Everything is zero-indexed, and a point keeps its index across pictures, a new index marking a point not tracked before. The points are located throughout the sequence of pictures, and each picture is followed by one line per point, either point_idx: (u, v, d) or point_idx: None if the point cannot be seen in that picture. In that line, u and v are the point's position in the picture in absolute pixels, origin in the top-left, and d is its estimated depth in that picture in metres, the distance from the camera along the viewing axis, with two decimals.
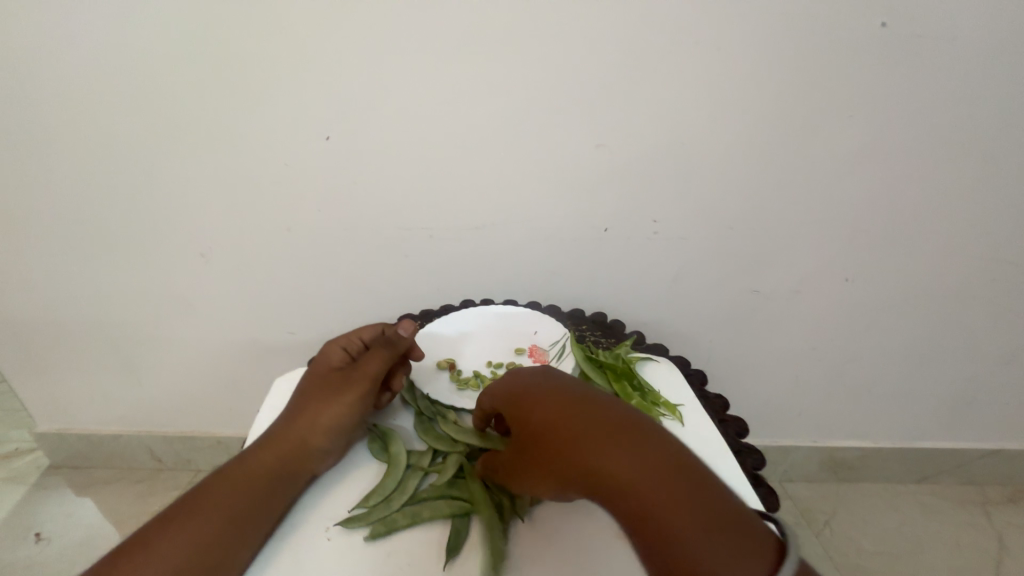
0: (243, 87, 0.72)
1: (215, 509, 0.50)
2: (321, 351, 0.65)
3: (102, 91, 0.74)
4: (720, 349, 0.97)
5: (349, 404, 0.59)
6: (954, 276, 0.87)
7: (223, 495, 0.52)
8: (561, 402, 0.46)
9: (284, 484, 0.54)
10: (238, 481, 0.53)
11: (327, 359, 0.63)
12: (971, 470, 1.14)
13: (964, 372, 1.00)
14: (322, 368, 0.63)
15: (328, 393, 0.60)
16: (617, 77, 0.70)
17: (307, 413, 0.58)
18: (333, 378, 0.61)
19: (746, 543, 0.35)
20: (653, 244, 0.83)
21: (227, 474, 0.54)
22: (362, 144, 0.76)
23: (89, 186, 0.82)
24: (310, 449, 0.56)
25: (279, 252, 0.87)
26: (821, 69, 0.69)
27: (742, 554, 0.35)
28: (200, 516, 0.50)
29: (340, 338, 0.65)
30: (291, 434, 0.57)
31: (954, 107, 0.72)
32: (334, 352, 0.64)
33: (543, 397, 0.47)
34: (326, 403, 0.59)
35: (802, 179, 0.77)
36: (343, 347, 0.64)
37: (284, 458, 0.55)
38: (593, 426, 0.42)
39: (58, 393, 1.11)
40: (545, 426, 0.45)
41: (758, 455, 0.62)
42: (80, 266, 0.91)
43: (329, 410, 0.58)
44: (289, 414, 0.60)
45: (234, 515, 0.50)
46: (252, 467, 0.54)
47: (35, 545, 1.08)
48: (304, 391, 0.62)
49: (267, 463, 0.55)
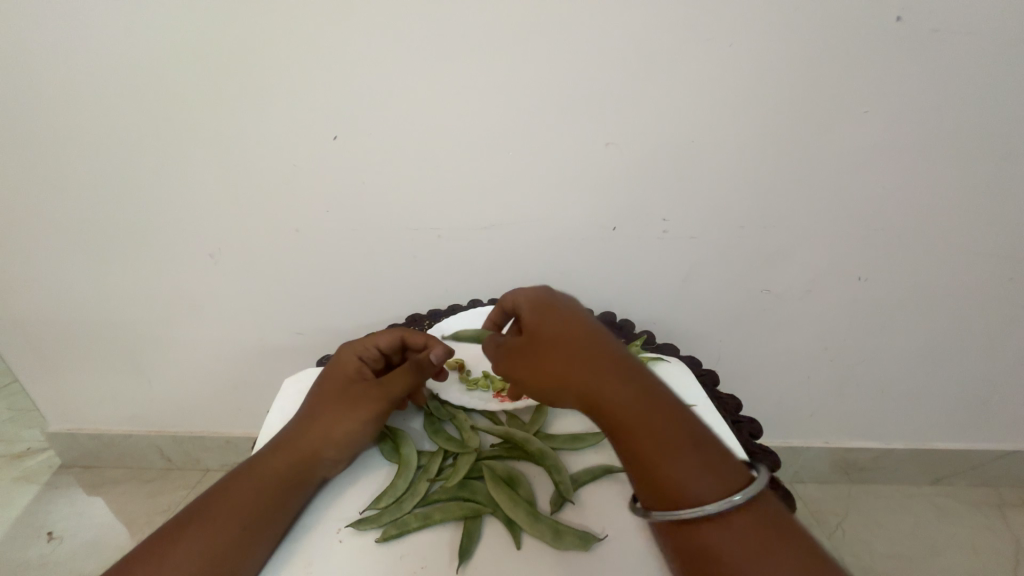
0: (251, 87, 0.72)
1: (228, 518, 0.50)
2: (335, 355, 0.62)
3: (112, 93, 0.74)
4: (730, 349, 0.96)
5: (367, 419, 0.58)
6: (970, 275, 0.86)
7: (236, 503, 0.51)
8: (569, 332, 0.51)
9: (297, 493, 0.53)
10: (250, 489, 0.52)
11: (342, 366, 0.61)
12: (986, 471, 1.12)
13: (979, 372, 0.98)
14: (337, 375, 0.60)
15: (344, 406, 0.58)
16: (627, 75, 0.69)
17: (323, 426, 0.57)
18: (350, 390, 0.59)
19: (712, 462, 0.43)
20: (663, 243, 0.83)
21: (239, 480, 0.53)
22: (370, 144, 0.75)
23: (99, 188, 0.83)
24: (324, 459, 0.56)
25: (288, 253, 0.87)
26: (834, 66, 0.68)
27: (706, 468, 0.43)
28: (213, 525, 0.49)
29: (356, 344, 0.62)
30: (306, 444, 0.56)
31: (971, 102, 0.70)
32: (349, 359, 0.61)
33: (554, 325, 0.52)
34: (343, 417, 0.57)
35: (815, 176, 0.76)
36: (358, 354, 0.61)
37: (298, 468, 0.54)
38: (597, 355, 0.49)
39: (69, 394, 1.11)
40: (553, 349, 0.51)
41: (774, 457, 0.61)
42: (91, 267, 0.92)
43: (346, 424, 0.57)
44: (301, 421, 0.58)
45: (247, 525, 0.50)
46: (265, 475, 0.53)
47: (48, 544, 1.09)
48: (318, 398, 0.60)
49: (280, 471, 0.54)
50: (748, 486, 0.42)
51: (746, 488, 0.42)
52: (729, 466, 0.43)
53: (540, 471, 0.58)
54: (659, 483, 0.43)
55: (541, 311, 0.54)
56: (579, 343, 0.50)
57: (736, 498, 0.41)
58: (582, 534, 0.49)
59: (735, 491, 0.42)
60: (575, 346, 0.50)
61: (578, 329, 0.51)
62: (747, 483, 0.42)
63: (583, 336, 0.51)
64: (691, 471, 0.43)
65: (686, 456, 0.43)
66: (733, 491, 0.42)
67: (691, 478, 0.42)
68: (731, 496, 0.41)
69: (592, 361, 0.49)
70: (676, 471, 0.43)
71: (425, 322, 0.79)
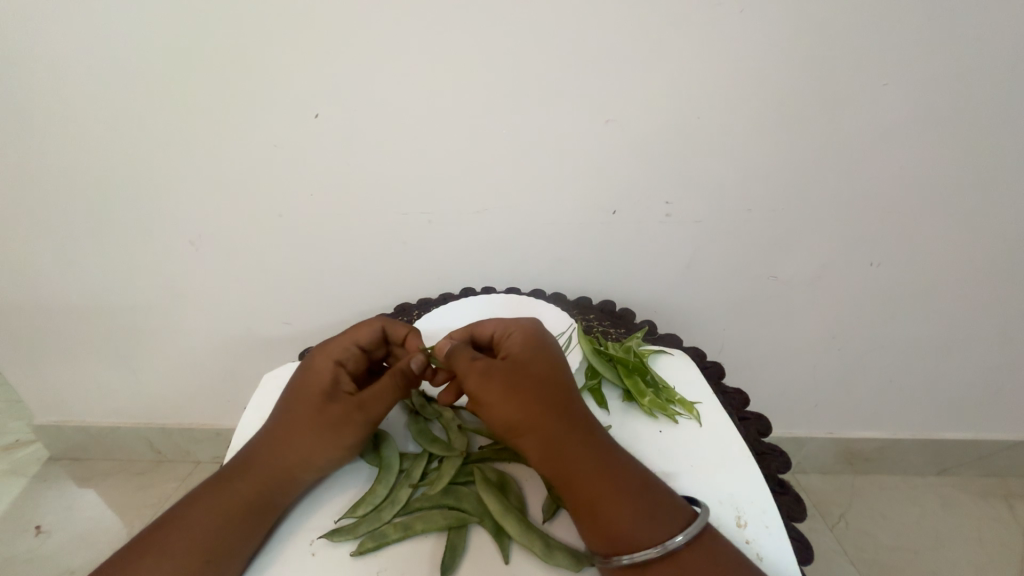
0: (222, 60, 0.66)
1: (187, 551, 0.47)
2: (311, 360, 0.58)
3: (75, 70, 0.69)
4: (733, 338, 0.93)
5: (343, 445, 0.54)
6: (989, 260, 0.81)
7: (196, 535, 0.48)
8: (548, 372, 0.51)
9: (263, 512, 0.50)
10: (213, 517, 0.49)
11: (317, 377, 0.57)
12: (994, 461, 1.10)
13: (992, 361, 0.94)
14: (312, 386, 0.56)
15: (319, 429, 0.54)
16: (629, 45, 0.63)
17: (296, 448, 0.53)
18: (324, 409, 0.55)
19: (659, 509, 0.46)
20: (665, 228, 0.78)
21: (200, 500, 0.51)
22: (352, 122, 0.70)
23: (69, 172, 0.78)
24: (296, 481, 0.53)
25: (272, 240, 0.83)
26: (858, 31, 0.62)
27: (650, 517, 0.45)
28: (173, 560, 0.47)
29: (332, 348, 0.58)
30: (276, 466, 0.53)
31: (1006, 72, 0.64)
32: (325, 368, 0.57)
33: (536, 361, 0.51)
34: (317, 441, 0.54)
35: (830, 155, 0.71)
36: (337, 359, 0.57)
37: (265, 493, 0.51)
38: (568, 402, 0.50)
39: (55, 387, 1.09)
40: (529, 385, 0.50)
41: (784, 458, 0.58)
42: (67, 256, 0.88)
43: (321, 450, 0.53)
44: (275, 434, 0.55)
45: (208, 558, 0.47)
46: (228, 501, 0.51)
47: (36, 538, 1.08)
48: (290, 411, 0.56)
49: (246, 496, 0.51)
50: (691, 525, 0.45)
51: (689, 527, 0.45)
52: (675, 508, 0.46)
53: (530, 475, 0.55)
54: (610, 526, 0.45)
55: (529, 345, 0.52)
56: (555, 383, 0.51)
57: (678, 539, 0.44)
58: (571, 552, 0.47)
59: (678, 531, 0.45)
60: (550, 385, 0.50)
61: (556, 368, 0.52)
62: (689, 522, 0.45)
63: (560, 377, 0.51)
64: (641, 517, 0.45)
65: (638, 501, 0.46)
66: (676, 531, 0.45)
67: (643, 522, 0.45)
68: (673, 537, 0.44)
69: (561, 404, 0.50)
70: (629, 515, 0.45)
71: (414, 314, 0.77)
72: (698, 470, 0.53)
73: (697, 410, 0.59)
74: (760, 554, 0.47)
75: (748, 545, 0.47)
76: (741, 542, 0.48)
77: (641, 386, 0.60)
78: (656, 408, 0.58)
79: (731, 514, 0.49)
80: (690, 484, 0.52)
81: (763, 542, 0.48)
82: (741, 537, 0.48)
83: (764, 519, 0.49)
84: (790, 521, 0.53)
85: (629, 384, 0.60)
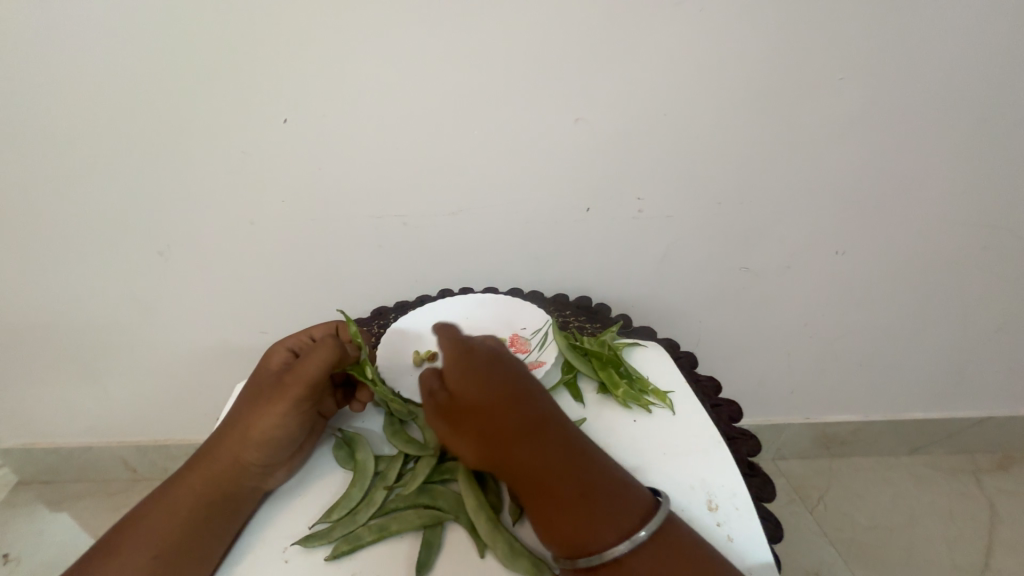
0: (184, 65, 0.65)
1: (138, 548, 0.49)
2: (268, 352, 0.62)
3: (25, 76, 0.66)
4: (709, 330, 0.95)
5: (278, 416, 0.54)
6: (946, 244, 0.84)
7: (150, 530, 0.50)
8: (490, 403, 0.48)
9: (214, 511, 0.51)
10: (166, 512, 0.51)
11: (271, 362, 0.60)
12: (961, 439, 1.14)
13: (954, 341, 0.98)
14: (267, 371, 0.60)
15: (261, 403, 0.55)
16: (595, 44, 0.64)
17: (241, 427, 0.55)
18: (268, 384, 0.57)
19: (623, 513, 0.46)
20: (638, 224, 0.79)
21: (158, 499, 0.53)
22: (323, 128, 0.70)
23: (24, 184, 0.75)
24: (244, 470, 0.53)
25: (244, 247, 0.81)
26: (812, 31, 0.64)
27: (607, 524, 0.45)
28: (123, 556, 0.48)
29: (289, 338, 0.62)
30: (224, 454, 0.54)
31: (951, 64, 0.68)
32: (279, 353, 0.61)
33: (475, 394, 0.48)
34: (258, 414, 0.55)
35: (792, 149, 0.73)
36: (290, 347, 0.61)
37: (215, 484, 0.52)
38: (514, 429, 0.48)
39: (19, 408, 1.04)
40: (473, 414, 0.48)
41: (754, 441, 0.59)
42: (27, 270, 0.84)
43: (260, 424, 0.54)
44: (228, 423, 0.57)
45: (158, 553, 0.48)
46: (181, 496, 0.52)
47: (4, 566, 1.03)
48: (246, 398, 0.58)
49: (197, 489, 0.52)
50: (653, 518, 0.46)
51: (651, 520, 0.45)
52: (638, 504, 0.46)
53: None
54: (566, 533, 0.46)
55: (466, 375, 0.49)
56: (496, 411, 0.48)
57: (643, 534, 0.44)
58: (534, 560, 0.47)
59: (642, 527, 0.45)
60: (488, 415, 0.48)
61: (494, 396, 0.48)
62: (651, 514, 0.46)
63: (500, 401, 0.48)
64: (604, 524, 0.45)
65: (593, 510, 0.45)
66: (641, 527, 0.45)
67: (605, 527, 0.45)
68: (639, 533, 0.45)
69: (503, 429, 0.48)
70: (583, 522, 0.45)
71: (390, 318, 0.76)
72: (670, 457, 0.54)
73: (670, 399, 0.60)
74: (730, 536, 0.48)
75: (718, 528, 0.48)
76: (712, 526, 0.49)
77: (615, 377, 0.61)
78: (629, 399, 0.59)
79: (703, 497, 0.51)
80: (665, 473, 0.53)
81: (733, 523, 0.49)
82: (713, 521, 0.49)
83: (733, 500, 0.50)
84: (761, 503, 0.54)
85: (603, 377, 0.61)
